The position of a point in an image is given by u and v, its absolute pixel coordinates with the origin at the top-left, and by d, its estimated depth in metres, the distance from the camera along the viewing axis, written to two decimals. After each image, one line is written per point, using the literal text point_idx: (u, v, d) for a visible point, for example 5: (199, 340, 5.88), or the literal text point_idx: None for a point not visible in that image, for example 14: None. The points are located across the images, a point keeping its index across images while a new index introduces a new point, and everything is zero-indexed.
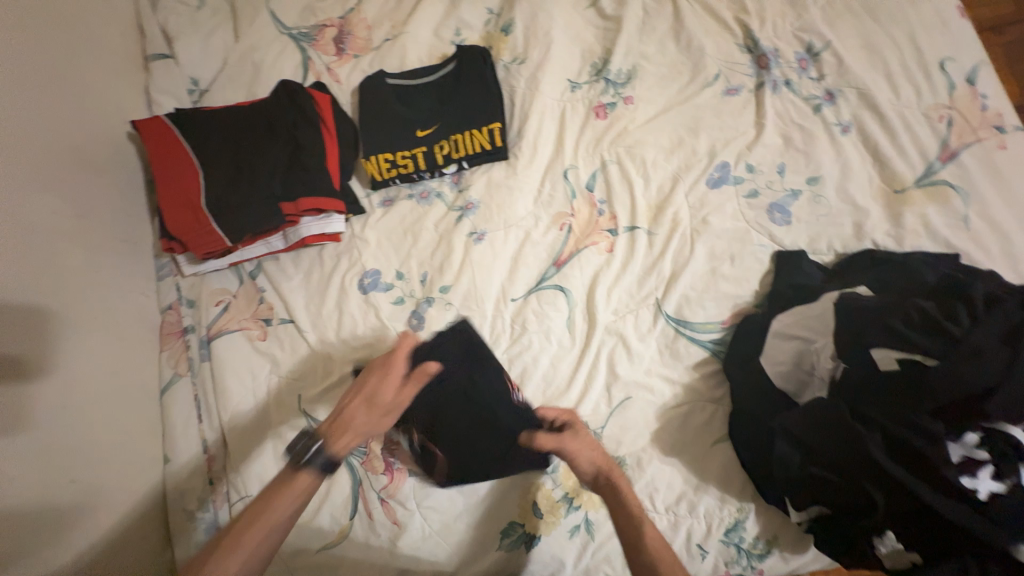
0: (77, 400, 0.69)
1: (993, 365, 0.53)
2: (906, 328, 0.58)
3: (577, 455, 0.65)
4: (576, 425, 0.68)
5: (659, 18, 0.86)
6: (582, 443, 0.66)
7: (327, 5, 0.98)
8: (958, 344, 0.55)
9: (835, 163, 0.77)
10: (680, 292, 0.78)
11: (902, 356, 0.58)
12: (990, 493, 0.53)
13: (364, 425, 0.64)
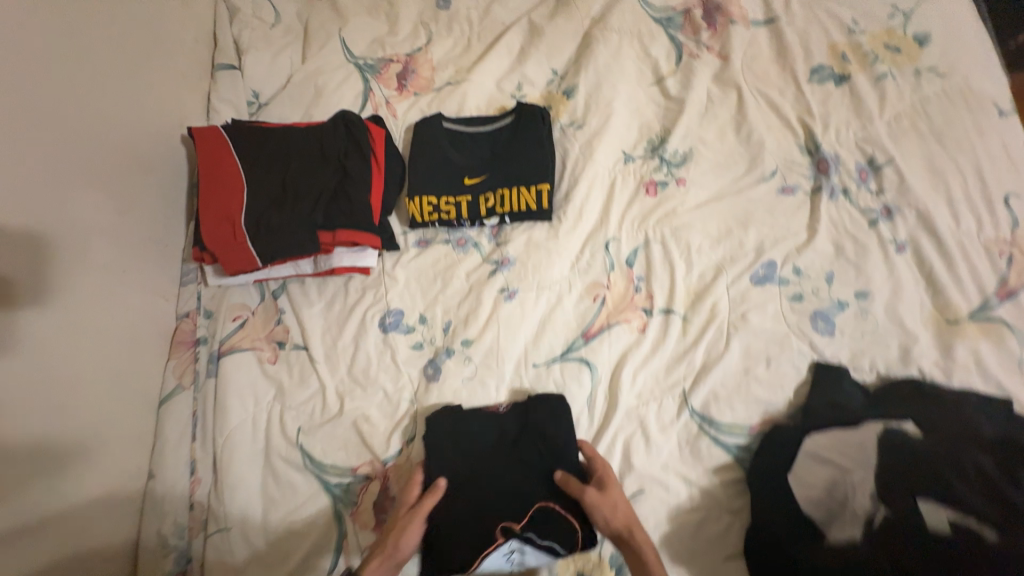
0: (75, 405, 0.66)
1: None
2: (964, 486, 0.56)
3: (609, 513, 0.62)
4: (609, 480, 0.65)
5: (723, 106, 0.86)
6: (612, 500, 0.63)
7: (397, 42, 1.00)
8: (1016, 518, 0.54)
9: (887, 280, 0.75)
10: (708, 388, 0.75)
11: (957, 518, 0.55)
12: None
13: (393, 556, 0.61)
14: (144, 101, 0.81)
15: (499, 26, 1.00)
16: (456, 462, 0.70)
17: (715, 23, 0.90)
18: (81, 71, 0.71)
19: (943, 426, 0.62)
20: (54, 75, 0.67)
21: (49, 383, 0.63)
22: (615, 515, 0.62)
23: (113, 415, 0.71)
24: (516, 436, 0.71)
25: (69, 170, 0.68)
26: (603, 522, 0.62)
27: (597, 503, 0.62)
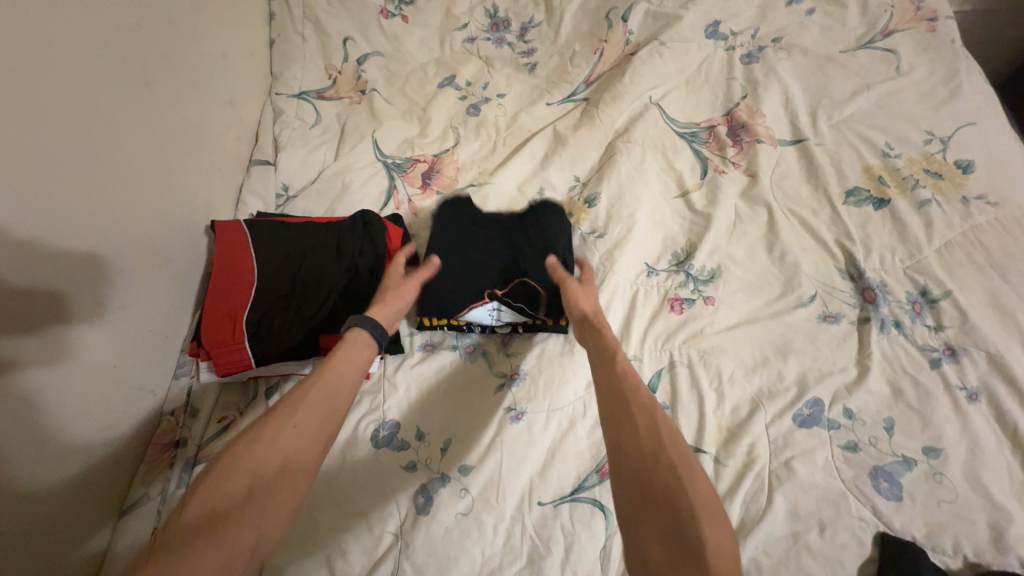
0: (54, 463, 0.61)
1: None
2: None
3: (578, 296, 0.74)
4: (589, 282, 0.77)
5: (752, 223, 0.82)
6: (589, 290, 0.75)
7: (425, 144, 1.05)
8: None
9: (961, 436, 0.64)
10: (749, 556, 0.61)
11: None
12: None
13: (401, 303, 0.74)
14: (176, 194, 0.81)
15: (525, 132, 1.03)
16: (449, 255, 0.84)
17: (740, 140, 0.90)
18: (131, 170, 0.72)
19: None
20: (105, 175, 0.67)
21: (56, 410, 0.61)
22: (589, 298, 0.73)
23: (94, 458, 0.67)
24: (507, 236, 0.87)
25: (98, 252, 0.66)
26: (574, 302, 0.73)
27: (576, 289, 0.75)
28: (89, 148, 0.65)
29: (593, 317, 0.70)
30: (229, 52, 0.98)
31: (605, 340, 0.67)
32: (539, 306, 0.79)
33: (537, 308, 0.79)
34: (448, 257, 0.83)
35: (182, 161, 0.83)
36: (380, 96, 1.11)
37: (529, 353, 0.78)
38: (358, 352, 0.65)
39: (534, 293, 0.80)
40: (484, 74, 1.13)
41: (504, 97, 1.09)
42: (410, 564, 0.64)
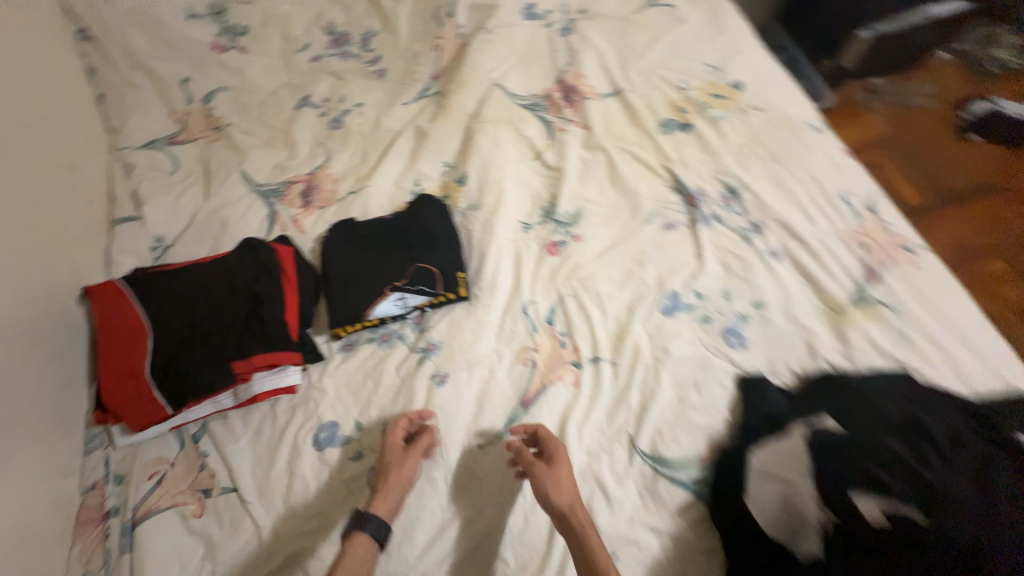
0: None
1: (974, 517, 0.52)
2: (881, 472, 0.57)
3: (548, 487, 0.67)
4: (559, 457, 0.70)
5: (596, 166, 0.97)
6: (563, 466, 0.69)
7: (297, 165, 1.08)
8: (926, 492, 0.54)
9: (775, 287, 0.83)
10: (652, 427, 0.76)
11: (883, 505, 0.55)
12: None
13: (399, 488, 0.70)
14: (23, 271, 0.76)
15: (391, 134, 1.10)
16: (343, 266, 0.88)
17: (573, 102, 1.05)
18: None
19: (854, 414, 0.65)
20: None
21: None
22: (566, 484, 0.67)
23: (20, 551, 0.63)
24: (392, 232, 0.91)
25: None
26: (546, 494, 0.66)
27: (542, 477, 0.68)
28: None
29: (571, 506, 0.66)
30: (52, 116, 0.93)
31: (590, 555, 0.61)
32: (436, 282, 0.85)
33: (435, 285, 0.85)
34: (342, 266, 0.88)
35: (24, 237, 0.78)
36: (237, 129, 1.11)
37: (517, 488, 0.73)
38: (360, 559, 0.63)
39: (431, 275, 0.86)
40: (338, 88, 1.18)
41: (363, 105, 1.15)
42: None
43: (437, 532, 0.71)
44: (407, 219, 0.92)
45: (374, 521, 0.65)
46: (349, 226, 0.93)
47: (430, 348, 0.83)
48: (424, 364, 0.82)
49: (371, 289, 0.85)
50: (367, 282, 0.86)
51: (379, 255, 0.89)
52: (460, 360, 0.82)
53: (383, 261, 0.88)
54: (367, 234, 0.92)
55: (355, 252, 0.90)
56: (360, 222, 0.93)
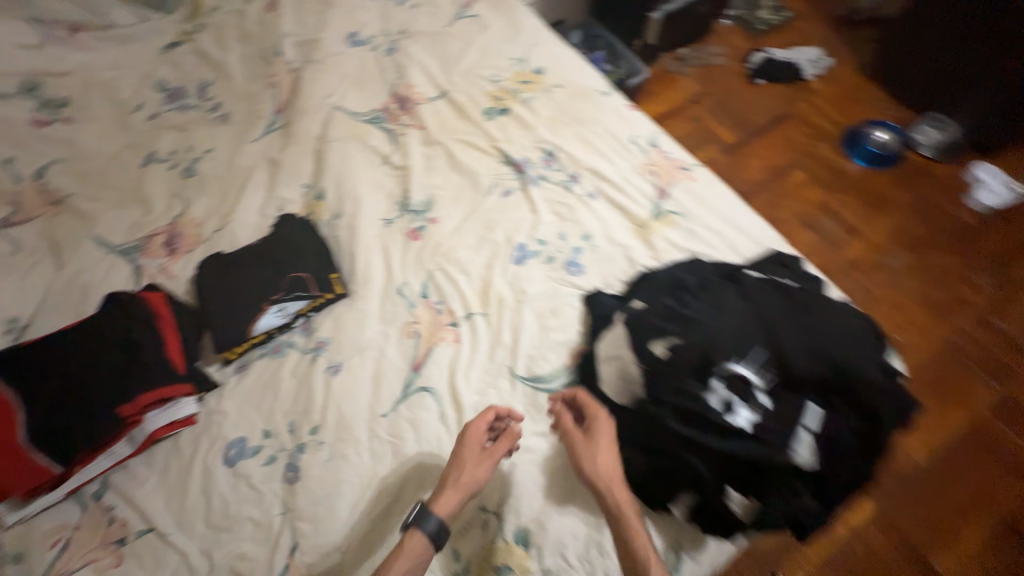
0: None
1: (709, 326, 0.71)
2: (659, 320, 0.76)
3: (589, 457, 0.72)
4: (598, 431, 0.74)
5: (437, 159, 1.11)
6: (606, 441, 0.73)
7: (154, 218, 1.09)
8: (683, 321, 0.74)
9: (596, 220, 1.02)
10: (525, 356, 0.90)
11: (663, 342, 0.73)
12: (750, 424, 0.66)
13: (463, 487, 0.73)
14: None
15: (246, 169, 1.15)
16: (218, 295, 0.93)
17: (408, 109, 1.19)
18: None
19: (653, 292, 0.84)
20: None
21: None
22: (608, 457, 0.71)
23: None
24: (260, 253, 0.97)
25: None
26: (586, 466, 0.72)
27: (581, 450, 0.73)
28: None
29: (606, 478, 0.71)
30: None
31: (623, 526, 0.68)
32: (311, 286, 0.94)
33: (310, 288, 0.94)
34: (217, 296, 0.93)
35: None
36: (81, 198, 1.10)
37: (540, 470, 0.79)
38: (415, 553, 0.69)
39: (306, 282, 0.94)
40: (184, 139, 1.21)
41: (213, 150, 1.19)
42: (301, 520, 0.77)
43: (358, 498, 0.79)
44: (273, 239, 0.99)
45: (432, 519, 0.70)
46: (215, 258, 0.97)
47: (319, 346, 0.91)
48: (316, 360, 0.90)
49: (250, 309, 0.91)
50: (246, 303, 0.92)
51: (251, 276, 0.94)
52: (349, 348, 0.91)
53: (257, 281, 0.94)
54: (235, 260, 0.96)
55: (227, 280, 0.94)
56: (227, 253, 0.99)
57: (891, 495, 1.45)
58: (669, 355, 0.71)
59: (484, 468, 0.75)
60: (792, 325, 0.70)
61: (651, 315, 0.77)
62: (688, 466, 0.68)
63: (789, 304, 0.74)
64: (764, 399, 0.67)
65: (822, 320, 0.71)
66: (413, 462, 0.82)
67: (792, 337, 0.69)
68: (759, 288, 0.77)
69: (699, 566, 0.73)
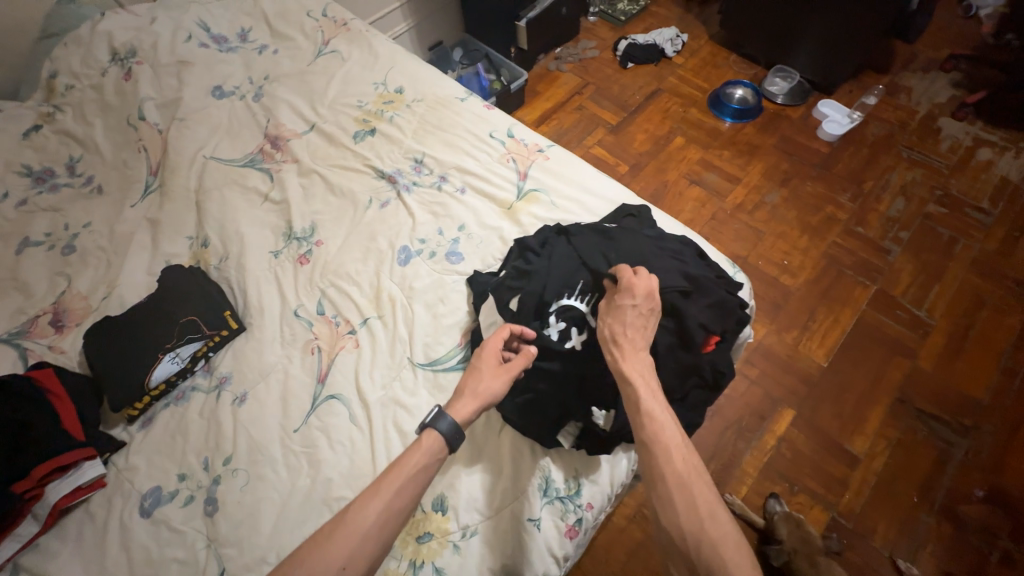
0: None
1: (541, 277, 0.85)
2: (511, 280, 0.88)
3: (614, 317, 0.76)
4: (626, 292, 0.77)
5: (315, 186, 1.18)
6: (626, 311, 0.76)
7: (38, 300, 1.09)
8: (523, 277, 0.87)
9: (468, 211, 1.12)
10: (421, 345, 0.97)
11: (513, 297, 0.86)
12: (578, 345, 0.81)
13: (479, 396, 0.77)
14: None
15: (127, 234, 1.16)
16: (111, 359, 0.95)
17: (281, 146, 1.25)
18: None
19: (509, 257, 0.95)
20: None
21: None
22: (620, 323, 0.75)
23: None
24: (149, 309, 1.00)
25: None
26: (608, 322, 0.76)
27: (606, 312, 0.78)
28: None
29: (612, 342, 0.75)
30: None
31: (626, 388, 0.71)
32: (203, 327, 0.98)
33: (202, 330, 0.97)
34: (110, 359, 0.95)
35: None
36: None
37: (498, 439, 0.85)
38: (429, 451, 0.74)
39: (199, 325, 0.98)
40: (59, 219, 1.21)
41: (91, 223, 1.20)
42: (226, 546, 0.80)
43: (280, 511, 0.82)
44: (160, 293, 1.01)
45: (446, 420, 0.75)
46: (103, 324, 0.99)
47: (222, 381, 0.95)
48: (220, 395, 0.93)
49: (144, 363, 0.93)
50: (139, 359, 0.94)
51: (142, 332, 0.97)
52: (252, 377, 0.95)
53: (148, 335, 0.96)
54: (124, 321, 0.99)
55: (118, 342, 0.96)
56: (115, 317, 1.00)
57: (805, 399, 1.62)
58: (519, 307, 0.85)
59: (498, 377, 0.79)
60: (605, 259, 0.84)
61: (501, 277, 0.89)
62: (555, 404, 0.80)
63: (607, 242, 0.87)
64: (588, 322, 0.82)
65: (624, 246, 0.86)
66: (330, 464, 0.86)
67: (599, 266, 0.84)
68: (580, 232, 0.91)
69: (599, 487, 0.83)
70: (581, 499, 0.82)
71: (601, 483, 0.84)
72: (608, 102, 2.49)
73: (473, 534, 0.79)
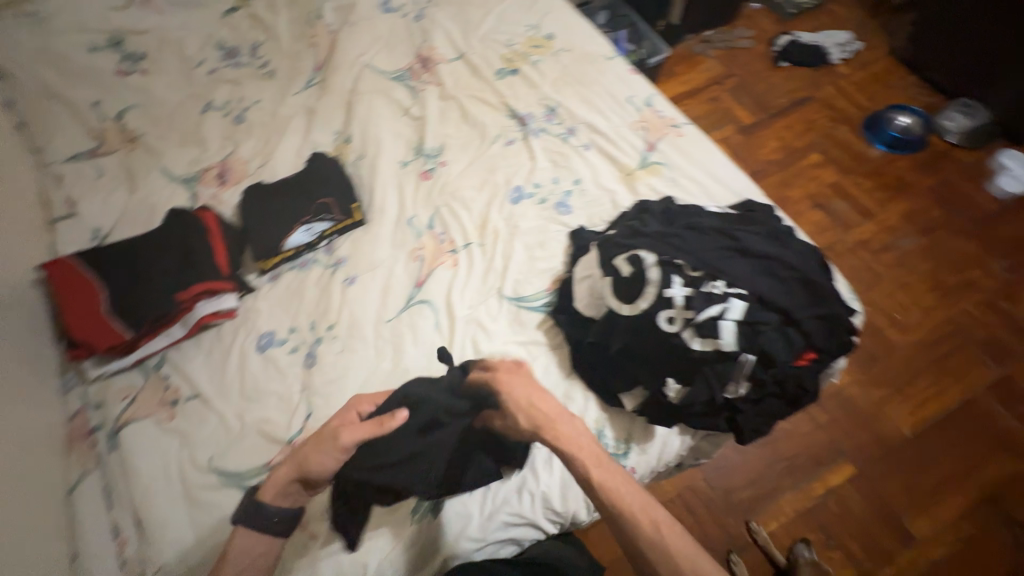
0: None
1: (662, 236, 0.82)
2: (626, 238, 0.84)
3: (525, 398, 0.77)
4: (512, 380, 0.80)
5: (451, 111, 1.25)
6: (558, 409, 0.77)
7: (210, 155, 1.28)
8: (641, 235, 0.84)
9: (588, 168, 1.13)
10: (513, 279, 1.02)
11: (628, 256, 0.81)
12: (710, 316, 0.72)
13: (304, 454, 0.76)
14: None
15: (286, 118, 1.32)
16: (257, 217, 1.10)
17: (429, 68, 1.33)
18: None
19: (622, 221, 0.92)
20: None
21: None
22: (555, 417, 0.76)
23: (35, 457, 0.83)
24: (295, 184, 1.14)
25: None
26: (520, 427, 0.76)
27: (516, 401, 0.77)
28: None
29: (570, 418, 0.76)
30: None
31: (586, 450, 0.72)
32: (334, 210, 1.10)
33: (333, 212, 1.10)
34: (257, 217, 1.10)
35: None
36: (152, 136, 1.30)
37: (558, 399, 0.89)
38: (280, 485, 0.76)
39: (333, 209, 1.11)
40: (237, 91, 1.40)
41: (260, 101, 1.37)
42: (315, 395, 0.93)
43: (362, 382, 0.94)
44: (306, 173, 1.15)
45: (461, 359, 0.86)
46: (257, 188, 1.15)
47: (339, 262, 1.07)
48: (334, 272, 1.06)
49: (283, 228, 1.08)
50: (280, 224, 1.09)
51: (286, 202, 1.12)
52: (363, 265, 1.06)
53: (291, 207, 1.11)
54: (274, 189, 1.14)
55: (267, 205, 1.12)
56: (267, 184, 1.16)
57: (873, 461, 1.49)
58: (631, 271, 0.79)
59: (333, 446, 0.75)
60: (739, 278, 0.75)
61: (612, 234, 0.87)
62: (632, 372, 0.80)
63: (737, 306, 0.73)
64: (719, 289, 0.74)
65: (737, 225, 0.85)
66: (410, 357, 0.96)
67: (721, 231, 0.81)
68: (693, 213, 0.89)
69: (646, 456, 0.85)
70: (626, 461, 0.85)
71: (649, 455, 0.85)
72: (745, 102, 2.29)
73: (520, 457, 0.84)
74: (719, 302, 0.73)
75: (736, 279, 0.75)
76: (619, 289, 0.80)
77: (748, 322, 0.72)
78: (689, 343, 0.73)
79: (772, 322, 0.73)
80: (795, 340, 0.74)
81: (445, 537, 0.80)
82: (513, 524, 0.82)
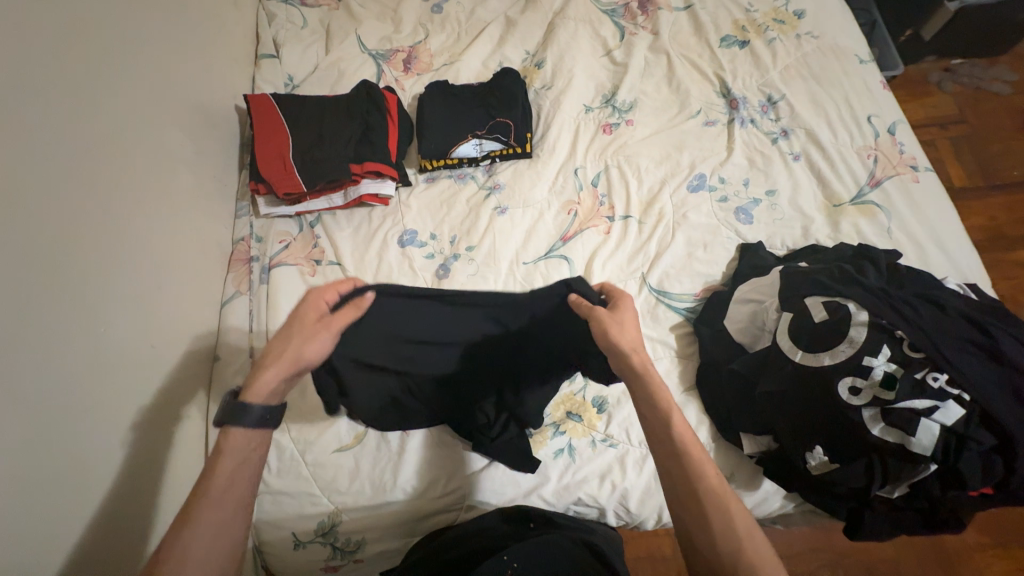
0: (179, 251, 0.87)
1: (880, 294, 0.72)
2: (826, 280, 0.76)
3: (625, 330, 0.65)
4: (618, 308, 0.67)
5: (657, 67, 1.13)
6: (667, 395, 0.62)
7: (402, 36, 1.26)
8: (853, 282, 0.74)
9: (788, 181, 0.99)
10: (662, 269, 0.94)
11: (826, 300, 0.73)
12: (913, 407, 0.63)
13: (290, 360, 0.64)
14: (192, 69, 0.99)
15: (482, 23, 1.26)
16: (433, 116, 1.10)
17: (647, 11, 1.19)
18: (178, 49, 0.96)
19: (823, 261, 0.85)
20: (163, 48, 0.91)
21: (173, 216, 0.87)
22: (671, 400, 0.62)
23: (203, 263, 0.93)
24: (479, 96, 1.12)
25: (168, 107, 0.90)
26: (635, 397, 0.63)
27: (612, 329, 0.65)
28: (150, 28, 0.89)
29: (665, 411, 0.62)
30: None
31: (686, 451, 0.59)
32: (510, 134, 1.07)
33: (509, 136, 1.07)
34: (433, 116, 1.10)
35: (191, 43, 1.00)
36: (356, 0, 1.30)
37: None
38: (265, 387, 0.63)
39: (508, 133, 1.07)
40: None
41: None
42: None
43: None
44: (492, 87, 1.12)
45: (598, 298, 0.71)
46: (441, 88, 1.14)
47: (495, 186, 1.05)
48: (488, 195, 1.04)
49: (454, 137, 1.08)
50: (453, 132, 1.09)
51: (465, 113, 1.11)
52: (519, 197, 1.03)
53: (468, 118, 1.10)
54: (457, 96, 1.13)
55: (447, 108, 1.12)
56: (451, 86, 1.14)
57: None
58: (824, 318, 0.71)
59: (316, 337, 0.65)
60: (967, 380, 0.64)
61: (813, 268, 0.78)
62: (771, 422, 0.72)
63: (952, 410, 0.63)
64: (938, 384, 0.64)
65: (983, 316, 0.71)
66: None
67: (961, 319, 0.69)
68: (928, 283, 0.76)
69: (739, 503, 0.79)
70: None
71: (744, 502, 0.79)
72: (959, 163, 1.69)
73: (610, 446, 0.84)
74: (931, 398, 0.63)
75: (963, 379, 0.64)
76: (802, 332, 0.72)
77: (956, 432, 0.62)
78: (867, 425, 0.65)
79: (978, 443, 0.62)
80: (993, 472, 0.63)
81: (514, 489, 0.82)
82: (585, 504, 0.82)
